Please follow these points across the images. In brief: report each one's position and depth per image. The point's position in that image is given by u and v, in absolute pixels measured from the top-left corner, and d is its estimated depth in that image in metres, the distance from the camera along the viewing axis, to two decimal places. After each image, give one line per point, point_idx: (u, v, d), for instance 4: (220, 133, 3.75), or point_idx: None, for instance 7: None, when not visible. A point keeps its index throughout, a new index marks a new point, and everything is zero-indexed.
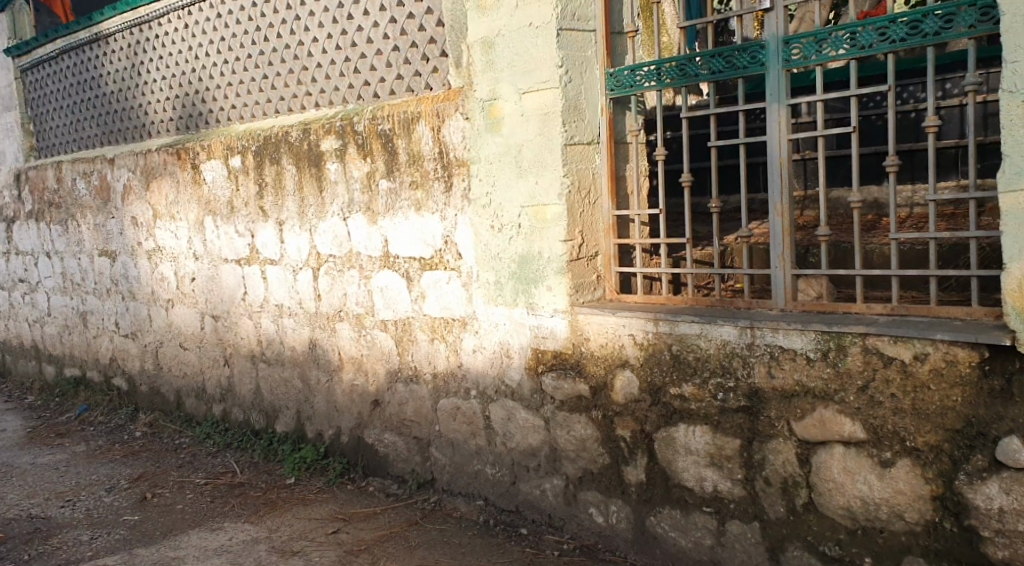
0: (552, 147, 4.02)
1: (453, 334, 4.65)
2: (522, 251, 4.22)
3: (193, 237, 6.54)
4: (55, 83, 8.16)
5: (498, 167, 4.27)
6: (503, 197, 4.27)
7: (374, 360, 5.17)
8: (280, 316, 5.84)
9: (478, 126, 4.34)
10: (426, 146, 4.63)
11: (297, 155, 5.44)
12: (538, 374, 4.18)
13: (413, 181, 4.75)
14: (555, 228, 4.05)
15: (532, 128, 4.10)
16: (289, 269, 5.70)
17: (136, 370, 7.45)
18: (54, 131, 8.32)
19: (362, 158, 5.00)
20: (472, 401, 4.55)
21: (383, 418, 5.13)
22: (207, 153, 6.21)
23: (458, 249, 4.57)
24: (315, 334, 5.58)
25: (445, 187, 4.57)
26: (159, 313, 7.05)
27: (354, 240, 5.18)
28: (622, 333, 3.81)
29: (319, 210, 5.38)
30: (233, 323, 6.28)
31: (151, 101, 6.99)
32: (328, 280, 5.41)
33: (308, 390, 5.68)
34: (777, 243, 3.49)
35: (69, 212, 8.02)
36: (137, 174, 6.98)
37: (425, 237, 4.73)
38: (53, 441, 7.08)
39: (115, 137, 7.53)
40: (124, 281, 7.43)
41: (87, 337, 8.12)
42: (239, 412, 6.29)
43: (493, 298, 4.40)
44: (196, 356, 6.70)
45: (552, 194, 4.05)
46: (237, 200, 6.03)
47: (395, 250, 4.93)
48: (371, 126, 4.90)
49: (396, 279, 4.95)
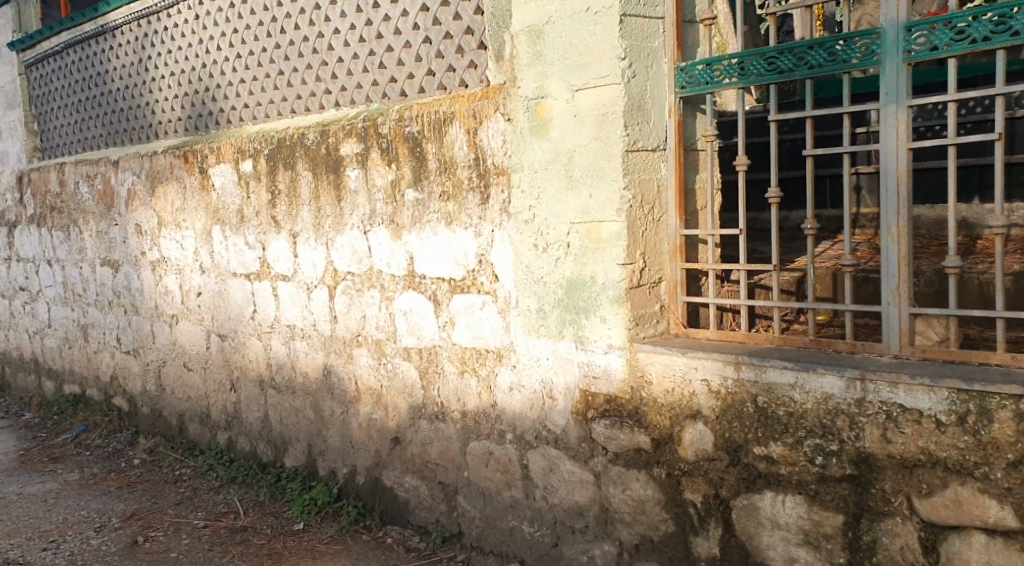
0: (610, 154, 3.40)
1: (486, 368, 4.04)
2: (570, 275, 3.60)
3: (200, 248, 5.96)
4: (60, 79, 7.62)
5: (544, 176, 3.66)
6: (550, 212, 3.65)
7: (395, 393, 4.57)
8: (291, 339, 5.25)
9: (521, 128, 3.73)
10: (459, 152, 4.03)
11: (313, 160, 4.85)
12: (588, 421, 3.56)
13: (443, 192, 4.14)
14: (611, 250, 3.42)
15: (585, 130, 3.48)
16: (303, 287, 5.12)
17: (137, 391, 6.88)
18: (58, 130, 7.79)
19: (386, 164, 4.41)
20: (508, 447, 3.94)
21: (404, 459, 4.54)
22: (215, 156, 5.63)
23: (494, 271, 3.96)
24: (329, 360, 4.98)
25: (481, 200, 3.97)
26: (162, 329, 6.48)
27: (375, 256, 4.58)
28: (694, 376, 3.21)
29: (336, 223, 4.79)
30: (241, 344, 5.69)
31: (159, 99, 6.44)
32: (345, 300, 4.82)
33: (321, 423, 5.09)
34: (891, 274, 2.86)
35: (71, 217, 7.48)
36: (143, 178, 6.42)
37: (455, 253, 4.13)
38: (45, 467, 6.52)
39: (120, 137, 6.98)
40: (127, 293, 6.87)
41: (88, 352, 7.57)
42: (246, 442, 5.71)
43: (535, 328, 3.79)
44: (200, 379, 6.12)
45: (608, 209, 3.43)
46: (247, 209, 5.45)
47: (421, 269, 4.32)
48: (397, 128, 4.30)
49: (422, 302, 4.34)
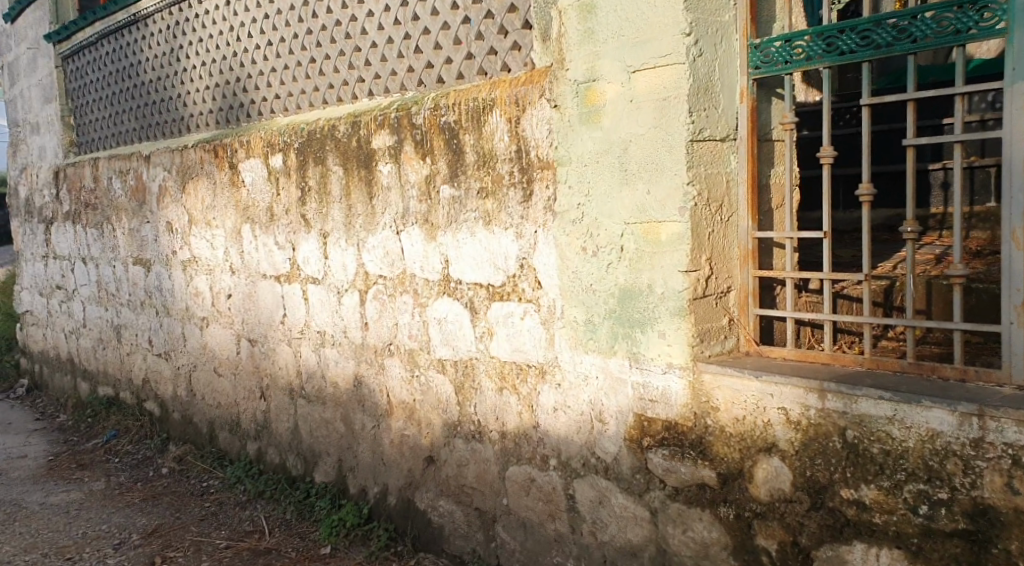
0: (672, 145, 2.96)
1: (528, 385, 3.62)
2: (624, 283, 3.17)
3: (230, 247, 5.63)
4: (94, 72, 7.37)
5: (594, 169, 3.23)
6: (601, 211, 3.22)
7: (429, 409, 4.17)
8: (322, 345, 4.89)
9: (570, 116, 3.30)
10: (499, 144, 3.61)
11: (344, 153, 4.47)
12: (643, 449, 3.13)
13: (481, 189, 3.73)
14: (673, 255, 2.99)
15: (643, 117, 3.05)
16: (333, 290, 4.74)
17: (168, 395, 6.58)
18: (94, 124, 7.54)
19: (420, 158, 4.01)
20: (551, 474, 3.51)
21: (438, 480, 4.14)
22: (245, 150, 5.29)
23: (537, 276, 3.54)
24: (360, 369, 4.60)
25: (523, 197, 3.55)
26: (193, 331, 6.17)
27: (409, 258, 4.19)
28: (769, 403, 2.76)
29: (367, 222, 4.41)
30: (270, 350, 5.34)
31: (190, 90, 6.12)
32: (376, 306, 4.44)
33: (352, 437, 4.71)
34: (1014, 287, 2.39)
35: (105, 214, 7.22)
36: (173, 173, 6.11)
37: (492, 256, 3.72)
38: (71, 475, 6.24)
39: (153, 131, 6.69)
40: (158, 294, 6.57)
41: (121, 354, 7.30)
42: (275, 454, 5.36)
43: (582, 343, 3.35)
44: (230, 385, 5.79)
45: (669, 207, 2.99)
46: (277, 206, 5.09)
47: (457, 273, 3.92)
48: (431, 117, 3.90)
49: (458, 309, 3.93)
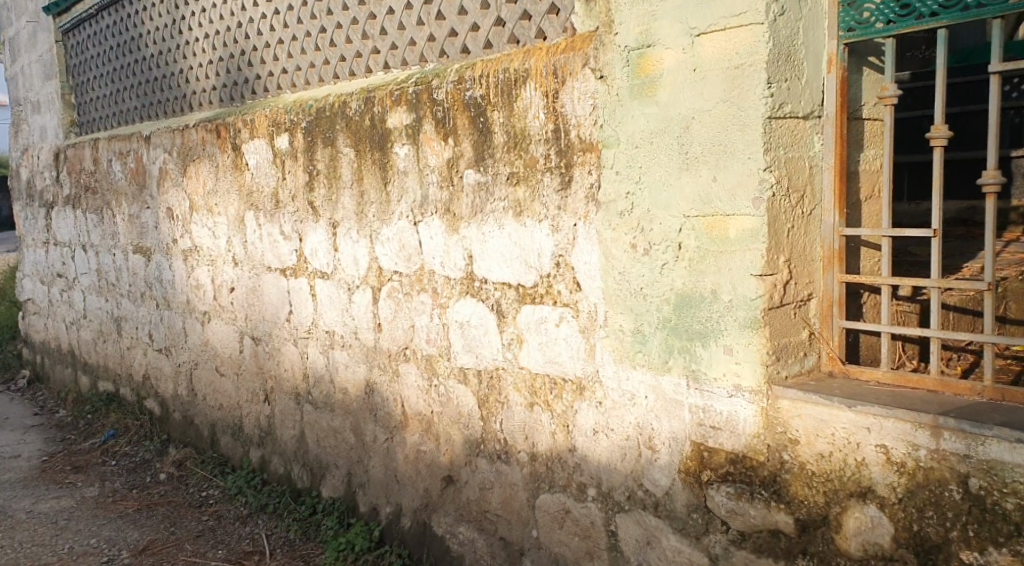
0: (744, 123, 2.47)
1: (563, 403, 3.14)
2: (681, 286, 2.68)
3: (233, 237, 5.16)
4: (95, 46, 6.91)
5: (647, 151, 2.74)
6: (654, 202, 2.73)
7: (448, 423, 3.69)
8: (330, 348, 4.42)
9: (618, 90, 2.81)
10: (533, 123, 3.11)
11: (355, 133, 3.99)
12: (702, 485, 2.65)
13: (511, 175, 3.24)
14: (744, 256, 2.50)
15: (708, 90, 2.55)
16: (343, 287, 4.27)
17: (169, 394, 6.13)
18: (94, 103, 7.09)
19: (441, 139, 3.52)
20: (590, 507, 3.03)
21: (458, 504, 3.66)
22: (250, 130, 4.81)
23: (575, 277, 3.05)
24: (372, 376, 4.13)
25: (561, 184, 3.05)
26: (194, 326, 5.70)
27: (427, 252, 3.71)
28: (864, 439, 2.29)
29: (380, 211, 3.94)
30: (275, 349, 4.87)
31: (193, 65, 5.65)
32: (390, 305, 3.97)
33: (362, 449, 4.24)
34: None
35: (105, 198, 6.77)
36: (174, 155, 5.64)
37: (524, 253, 3.23)
38: (64, 479, 5.80)
39: (154, 110, 6.23)
40: (159, 285, 6.11)
41: (121, 348, 6.86)
42: (279, 463, 4.90)
43: (628, 356, 2.86)
44: (233, 387, 5.32)
45: (740, 198, 2.50)
46: (283, 192, 4.62)
47: (482, 271, 3.44)
48: (454, 91, 3.41)
49: (482, 311, 3.45)
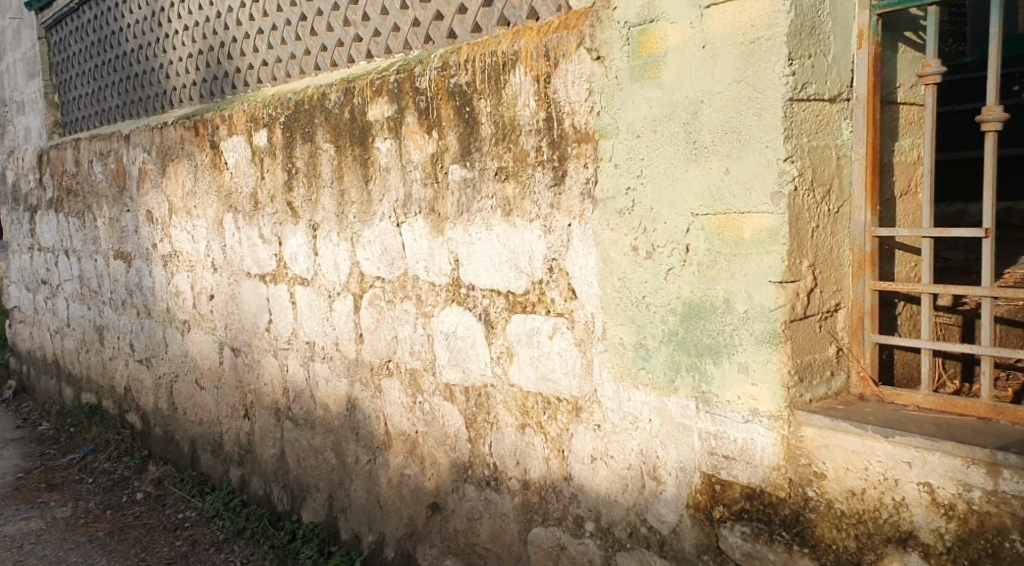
0: (761, 107, 2.13)
1: (557, 425, 2.80)
2: (690, 295, 2.34)
3: (212, 241, 4.84)
4: (78, 42, 6.61)
5: (650, 141, 2.41)
6: (658, 199, 2.40)
7: (433, 444, 3.36)
8: (311, 360, 4.09)
9: (618, 72, 2.48)
10: (523, 111, 2.78)
11: (334, 127, 3.66)
12: (714, 523, 2.31)
13: (500, 170, 2.90)
14: (760, 259, 2.16)
15: (720, 70, 2.22)
16: (324, 294, 3.94)
17: (151, 407, 5.80)
18: (77, 102, 6.78)
19: (424, 131, 3.19)
20: (587, 543, 2.69)
21: (444, 535, 3.33)
22: (227, 126, 4.49)
23: (571, 284, 2.71)
24: (354, 391, 3.80)
25: (554, 180, 2.72)
26: (174, 336, 5.37)
27: (411, 256, 3.39)
28: (904, 475, 1.95)
29: (361, 212, 3.61)
30: (255, 361, 4.54)
31: (173, 60, 5.34)
32: (372, 315, 3.64)
33: (344, 471, 3.91)
34: None
35: (86, 201, 6.46)
36: (154, 155, 5.33)
37: (514, 257, 2.90)
38: (37, 499, 5.48)
39: (136, 108, 5.92)
40: (139, 292, 5.79)
41: (103, 358, 6.53)
42: (259, 483, 4.57)
43: (629, 374, 2.53)
44: (213, 401, 4.99)
45: (757, 194, 2.16)
46: (262, 193, 4.30)
47: (468, 277, 3.11)
48: (438, 78, 3.08)
49: (469, 322, 3.12)
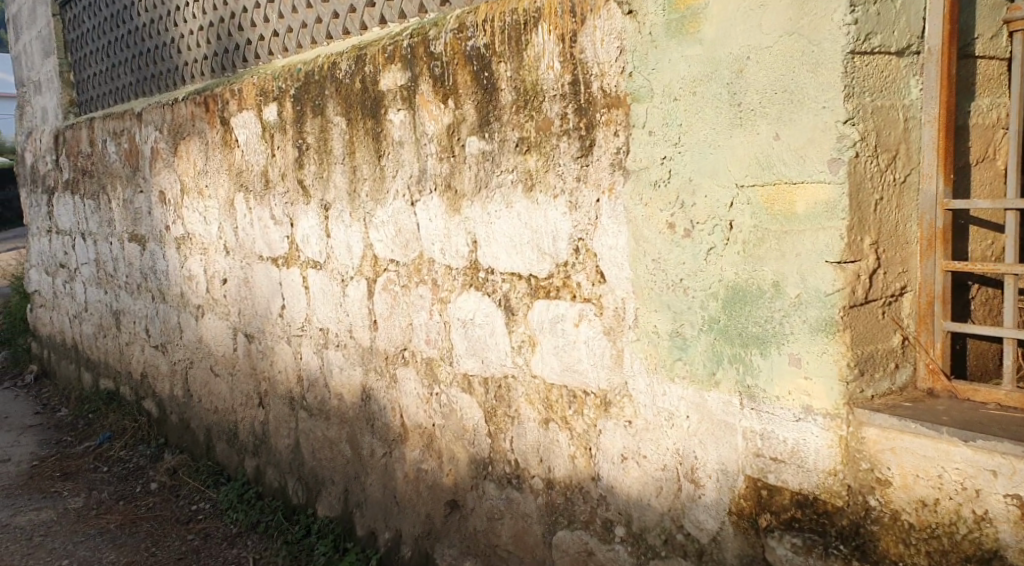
0: (817, 61, 1.86)
1: (583, 420, 2.55)
2: (734, 277, 2.08)
3: (224, 222, 4.63)
4: (91, 19, 6.42)
5: (690, 104, 2.16)
6: (699, 169, 2.14)
7: (451, 438, 3.12)
8: (325, 347, 3.87)
9: (653, 27, 2.23)
10: (547, 75, 2.54)
11: (345, 98, 3.42)
12: (760, 533, 2.06)
13: (521, 141, 2.66)
14: (815, 236, 1.90)
15: (768, 20, 1.95)
16: (337, 278, 3.71)
17: (166, 394, 5.60)
18: (92, 80, 6.61)
19: (439, 100, 2.94)
20: (617, 550, 2.45)
21: (463, 535, 3.10)
22: (237, 100, 4.27)
23: (598, 266, 2.47)
24: (369, 381, 3.58)
25: (580, 150, 2.48)
26: (187, 321, 5.18)
27: (426, 238, 3.15)
28: (988, 485, 1.69)
29: (374, 189, 3.38)
30: (268, 348, 4.33)
31: (185, 34, 5.13)
32: (386, 300, 3.41)
33: (359, 464, 3.69)
34: None
35: (101, 182, 6.27)
36: (165, 133, 5.12)
37: (537, 237, 2.66)
38: (50, 488, 5.31)
39: (149, 86, 5.72)
40: (153, 276, 5.60)
41: (120, 343, 6.34)
42: (274, 475, 4.36)
43: (664, 366, 2.28)
44: (227, 388, 4.79)
45: (811, 161, 1.90)
46: (273, 170, 4.07)
47: (488, 260, 2.87)
48: (454, 41, 2.83)
49: (488, 308, 2.88)
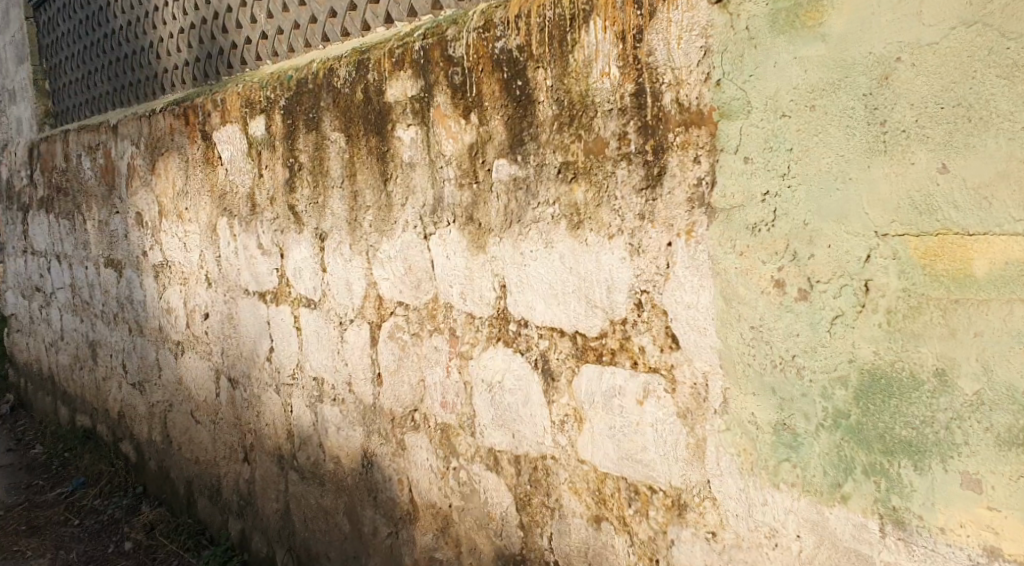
0: (1015, 62, 1.37)
1: (648, 525, 1.99)
2: (873, 358, 1.53)
3: (206, 251, 4.07)
4: (66, 22, 5.88)
5: (805, 122, 1.61)
6: (817, 211, 1.60)
7: (473, 525, 2.57)
8: (319, 401, 3.30)
9: (751, 20, 1.69)
10: (601, 85, 2.00)
11: (343, 110, 2.86)
12: None
13: (565, 167, 2.11)
14: (1008, 311, 1.40)
15: (931, 9, 1.43)
16: (334, 321, 3.14)
17: (144, 437, 5.02)
18: (68, 89, 6.05)
19: (459, 115, 2.39)
20: None
21: None
22: (220, 112, 3.70)
23: (670, 328, 1.90)
24: (371, 444, 3.01)
25: (646, 180, 1.93)
26: (167, 359, 4.61)
27: (441, 279, 2.59)
28: None
29: (379, 219, 2.82)
30: (254, 397, 3.77)
31: (164, 37, 4.58)
32: (392, 352, 2.85)
33: (359, 541, 3.13)
34: None
35: (76, 200, 5.69)
36: (142, 148, 4.56)
37: (586, 288, 2.10)
38: (11, 545, 4.71)
39: (127, 96, 5.16)
40: (130, 306, 5.03)
41: (96, 378, 5.73)
42: (261, 542, 3.81)
43: (764, 468, 1.72)
44: (209, 437, 4.23)
45: (1001, 205, 1.39)
46: (260, 193, 3.52)
47: (521, 310, 2.31)
48: (478, 42, 2.28)
49: (520, 371, 2.32)
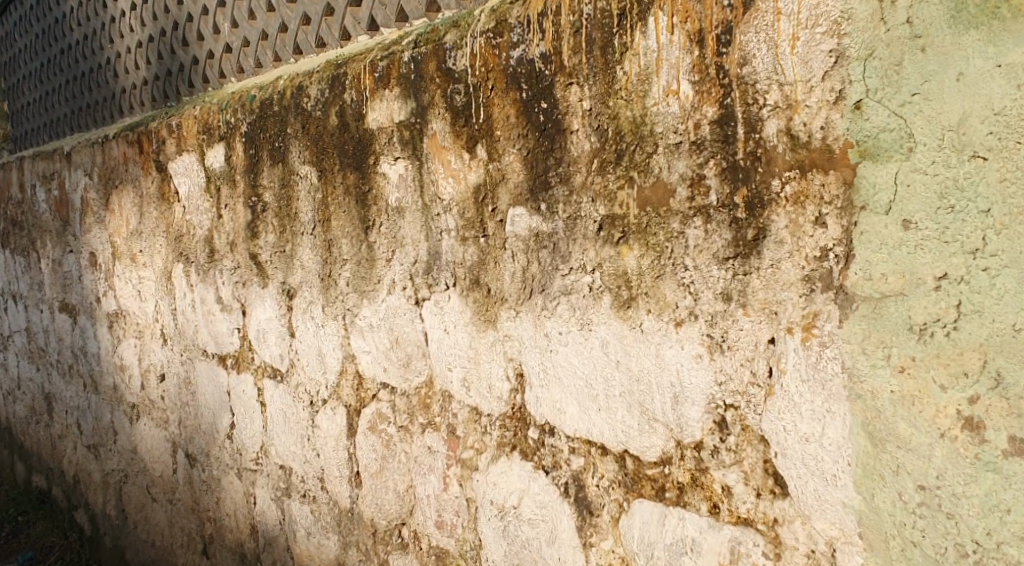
0: None
1: None
2: None
3: (161, 302, 3.44)
4: (23, 36, 5.29)
5: (1015, 168, 1.07)
6: None
7: None
8: (286, 496, 2.66)
9: (915, 8, 1.12)
10: (664, 108, 1.39)
11: (313, 137, 2.21)
12: None
13: (609, 223, 1.50)
14: None
15: None
16: (303, 400, 2.49)
17: (99, 509, 4.39)
18: (26, 111, 5.44)
19: (461, 148, 1.78)
20: None
21: None
22: (174, 139, 3.08)
23: (778, 466, 1.32)
24: (346, 558, 2.39)
25: (736, 245, 1.32)
26: (122, 422, 3.98)
27: (437, 359, 1.98)
28: None
29: (358, 276, 2.18)
30: (213, 480, 3.13)
31: (122, 52, 3.98)
32: (373, 447, 2.21)
33: None
34: None
35: (30, 237, 5.00)
36: (93, 179, 3.92)
37: (640, 392, 1.49)
38: None
39: (85, 120, 4.55)
40: (84, 359, 4.39)
41: (51, 435, 5.09)
42: None
43: None
44: (165, 519, 3.60)
45: None
46: (218, 238, 2.89)
47: (544, 413, 1.69)
48: (487, 49, 1.66)
49: (542, 495, 1.71)
